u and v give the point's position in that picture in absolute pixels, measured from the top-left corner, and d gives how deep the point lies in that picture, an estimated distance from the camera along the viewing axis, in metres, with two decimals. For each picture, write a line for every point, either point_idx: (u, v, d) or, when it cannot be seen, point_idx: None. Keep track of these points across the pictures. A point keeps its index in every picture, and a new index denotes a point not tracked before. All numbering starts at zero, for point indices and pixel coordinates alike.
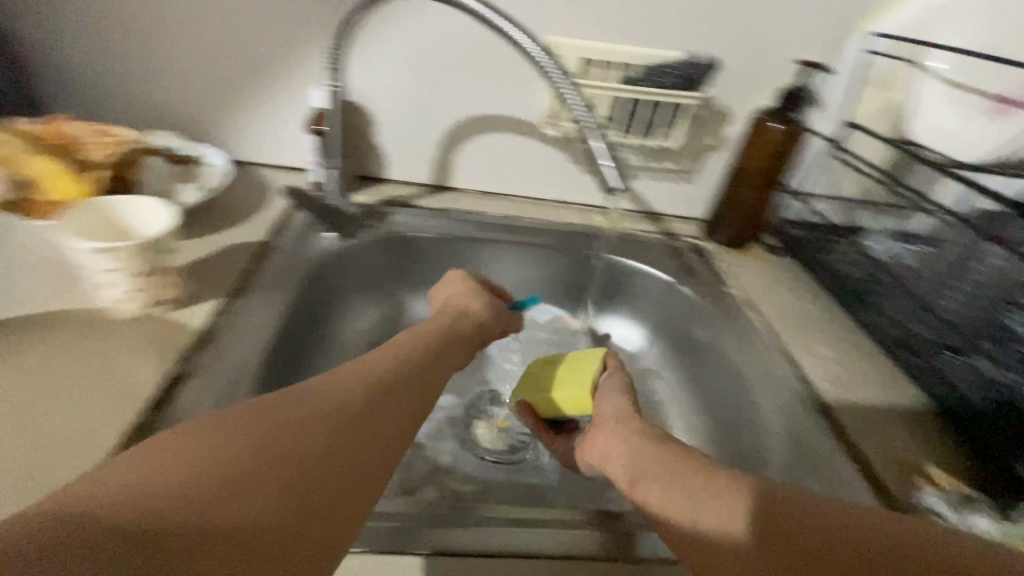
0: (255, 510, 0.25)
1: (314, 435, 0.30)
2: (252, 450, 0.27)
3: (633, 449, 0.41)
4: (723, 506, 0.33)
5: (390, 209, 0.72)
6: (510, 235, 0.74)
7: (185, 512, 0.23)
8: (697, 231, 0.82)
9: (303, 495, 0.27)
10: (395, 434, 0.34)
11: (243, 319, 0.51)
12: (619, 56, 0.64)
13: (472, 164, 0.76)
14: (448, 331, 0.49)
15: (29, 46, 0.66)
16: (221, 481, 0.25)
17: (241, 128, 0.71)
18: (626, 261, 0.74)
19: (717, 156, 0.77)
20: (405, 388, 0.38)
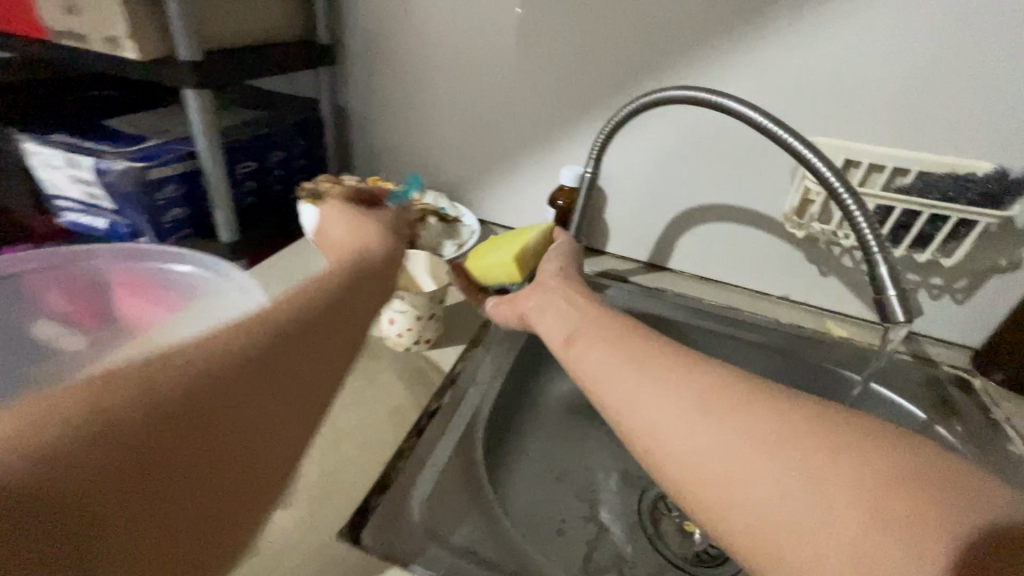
0: (205, 447, 0.27)
1: (261, 368, 0.31)
2: (201, 382, 0.28)
3: (659, 404, 0.36)
4: (811, 488, 0.29)
5: (608, 282, 0.76)
6: (727, 327, 0.71)
7: (138, 453, 0.25)
8: (963, 360, 0.69)
9: (256, 426, 0.30)
10: (337, 356, 0.36)
11: (480, 367, 0.58)
12: (898, 162, 0.59)
13: (695, 249, 0.76)
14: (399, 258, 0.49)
15: (357, 120, 0.86)
16: (175, 419, 0.26)
17: (492, 194, 0.83)
18: (879, 387, 0.65)
19: (1008, 279, 0.64)
20: (348, 305, 0.39)
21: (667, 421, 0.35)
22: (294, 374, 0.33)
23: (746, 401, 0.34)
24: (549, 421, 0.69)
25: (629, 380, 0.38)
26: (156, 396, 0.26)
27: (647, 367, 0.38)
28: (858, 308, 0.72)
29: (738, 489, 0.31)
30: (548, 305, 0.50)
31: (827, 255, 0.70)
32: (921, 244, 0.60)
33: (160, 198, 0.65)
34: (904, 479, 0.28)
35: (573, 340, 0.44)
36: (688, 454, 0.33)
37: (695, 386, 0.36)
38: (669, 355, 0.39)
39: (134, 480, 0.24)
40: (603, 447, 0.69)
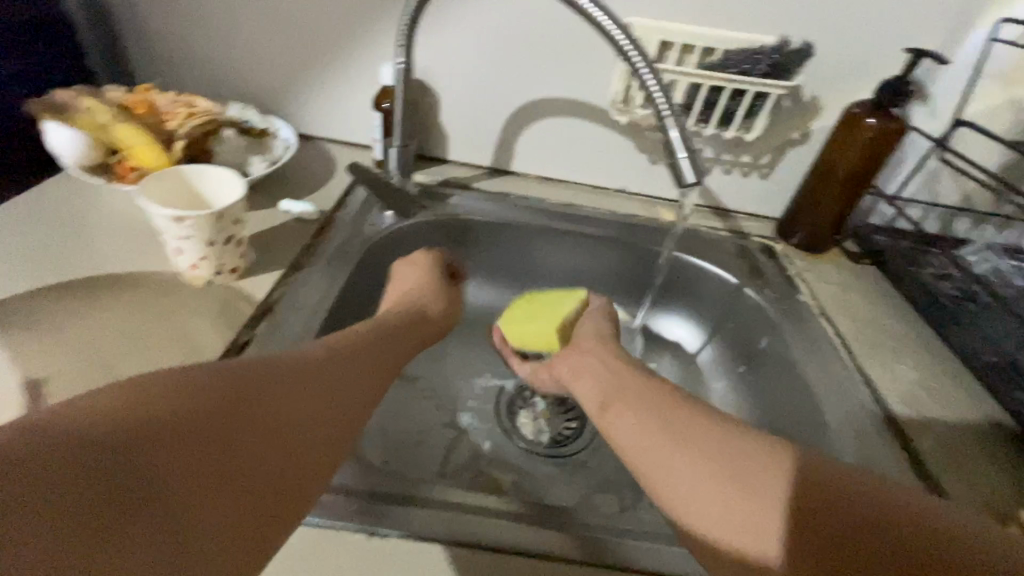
0: (189, 488, 0.26)
1: (245, 411, 0.31)
2: (173, 412, 0.28)
3: (659, 454, 0.38)
4: (749, 512, 0.33)
5: (449, 189, 0.72)
6: (568, 224, 0.72)
7: (106, 471, 0.24)
8: (769, 232, 0.77)
9: (290, 480, 0.32)
10: (335, 414, 0.37)
11: (301, 292, 0.52)
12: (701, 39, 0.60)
13: (534, 148, 0.74)
14: (399, 329, 0.50)
15: (120, 15, 0.69)
16: (148, 445, 0.26)
17: (309, 103, 0.72)
18: (692, 258, 0.71)
19: (798, 152, 0.71)
20: (346, 361, 0.40)
21: (655, 465, 0.38)
22: (286, 428, 0.33)
23: (735, 450, 0.36)
24: None
25: (633, 432, 0.41)
26: (123, 415, 0.26)
27: (665, 422, 0.40)
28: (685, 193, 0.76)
29: (701, 515, 0.34)
30: (580, 371, 0.51)
31: (655, 143, 0.72)
32: (726, 121, 0.63)
33: None
34: (815, 509, 0.32)
35: (607, 407, 0.45)
36: (665, 491, 0.37)
37: (667, 408, 0.41)
38: (663, 406, 0.41)
39: (107, 506, 0.23)
40: (460, 356, 0.69)
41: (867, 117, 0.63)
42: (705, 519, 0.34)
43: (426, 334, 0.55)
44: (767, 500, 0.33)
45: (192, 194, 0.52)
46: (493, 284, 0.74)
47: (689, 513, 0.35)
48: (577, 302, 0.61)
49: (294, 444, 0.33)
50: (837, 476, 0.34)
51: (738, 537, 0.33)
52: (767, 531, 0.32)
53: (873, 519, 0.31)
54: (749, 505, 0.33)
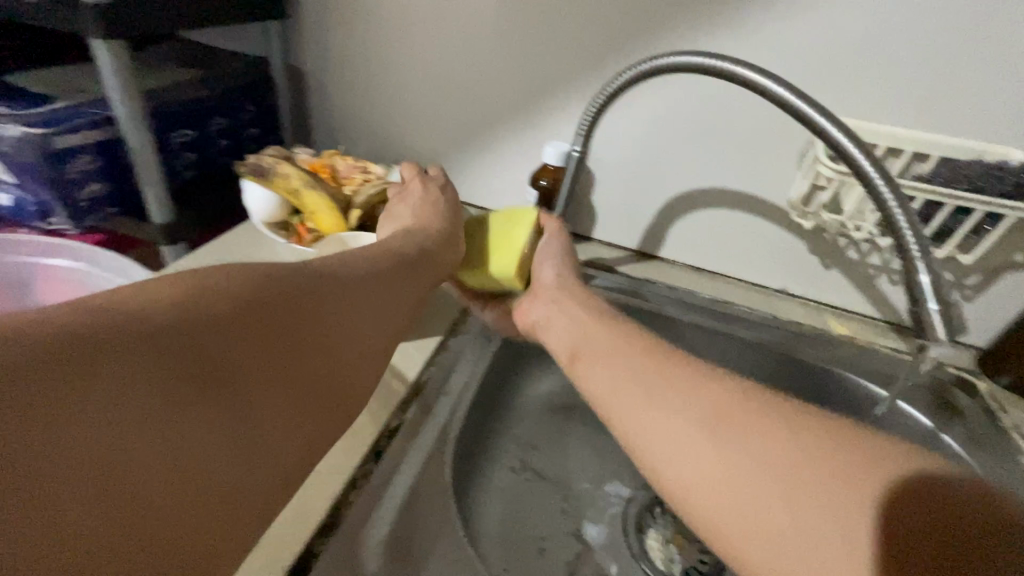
0: (204, 378, 0.30)
1: (264, 334, 0.34)
2: (206, 326, 0.31)
3: (662, 424, 0.35)
4: (799, 514, 0.29)
5: (593, 272, 0.69)
6: (719, 323, 0.66)
7: (135, 353, 0.28)
8: (963, 360, 0.65)
9: (253, 435, 0.31)
10: (344, 338, 0.39)
11: (450, 373, 0.51)
12: (921, 146, 0.52)
13: (688, 239, 0.69)
14: (417, 260, 0.49)
15: (314, 82, 0.76)
16: (177, 338, 0.30)
17: (466, 172, 0.74)
18: (868, 384, 0.61)
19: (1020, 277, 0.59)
20: (362, 289, 0.42)
21: (683, 456, 0.33)
22: (295, 342, 0.36)
23: (767, 443, 0.32)
24: (526, 427, 0.63)
25: (650, 406, 0.36)
26: (142, 314, 0.29)
27: (664, 391, 0.37)
28: (860, 303, 0.67)
29: (734, 498, 0.30)
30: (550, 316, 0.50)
31: (834, 247, 0.64)
32: (939, 239, 0.54)
33: (70, 171, 0.55)
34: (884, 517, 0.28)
35: (575, 355, 0.44)
36: (687, 482, 0.32)
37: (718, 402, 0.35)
38: (669, 377, 0.37)
39: (137, 387, 0.27)
40: (585, 453, 0.63)
41: None
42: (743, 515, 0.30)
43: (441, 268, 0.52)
44: (823, 500, 0.29)
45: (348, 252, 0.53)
46: None
47: (741, 519, 0.30)
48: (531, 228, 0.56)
49: (310, 364, 0.36)
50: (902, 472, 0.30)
51: (791, 555, 0.28)
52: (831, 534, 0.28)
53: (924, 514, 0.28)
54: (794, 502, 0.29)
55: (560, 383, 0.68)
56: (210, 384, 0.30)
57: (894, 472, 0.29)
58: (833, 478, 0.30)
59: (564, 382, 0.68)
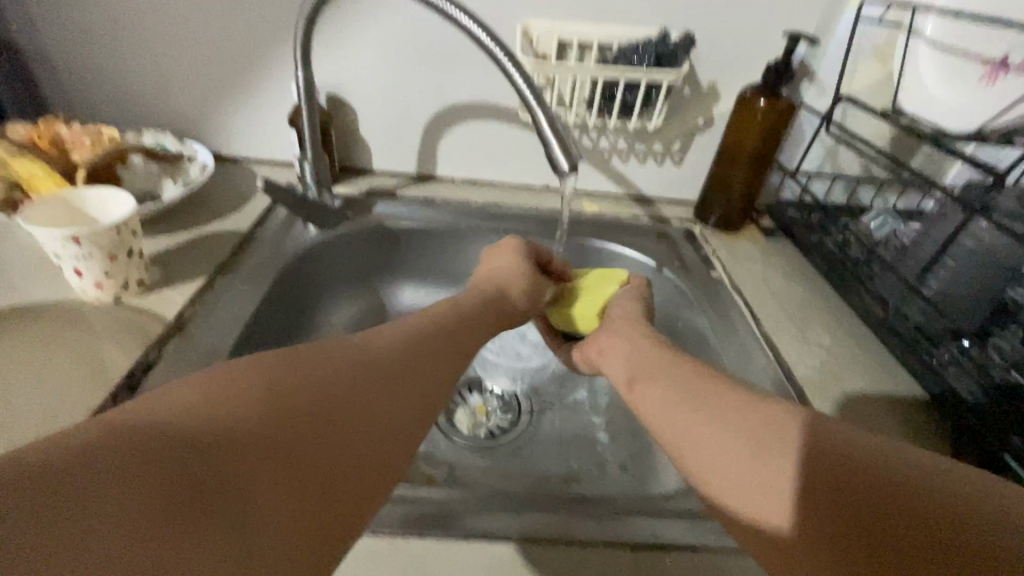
0: (227, 477, 0.25)
1: (301, 432, 0.29)
2: (234, 425, 0.27)
3: (671, 391, 0.40)
4: (755, 479, 0.32)
5: (373, 199, 0.74)
6: (493, 222, 0.74)
7: (171, 454, 0.24)
8: (688, 214, 0.80)
9: (326, 499, 0.28)
10: (386, 418, 0.34)
11: (217, 306, 0.53)
12: (584, 37, 0.64)
13: (455, 152, 0.76)
14: (459, 316, 0.47)
15: (24, 50, 0.68)
16: (188, 430, 0.25)
17: (227, 126, 0.73)
18: (612, 245, 0.74)
19: (885, 184, 0.74)
20: (407, 367, 0.37)
21: (684, 438, 0.37)
22: (333, 433, 0.30)
23: (756, 404, 0.36)
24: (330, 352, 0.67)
25: (658, 379, 0.42)
26: (165, 417, 0.25)
27: (683, 389, 0.40)
28: (607, 185, 0.79)
29: (722, 481, 0.34)
30: (610, 350, 0.51)
31: None
32: (627, 113, 0.67)
33: None
34: (834, 481, 0.30)
35: (634, 381, 0.45)
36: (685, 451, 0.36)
37: (730, 401, 0.37)
38: (674, 369, 0.42)
39: (168, 488, 0.23)
40: None
41: (757, 98, 0.67)
42: (696, 451, 0.36)
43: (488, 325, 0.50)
44: (776, 445, 0.33)
45: (75, 210, 0.49)
46: (428, 286, 0.76)
47: (704, 467, 0.35)
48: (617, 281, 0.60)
49: (340, 462, 0.30)
50: (837, 441, 0.32)
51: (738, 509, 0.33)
52: (766, 466, 0.32)
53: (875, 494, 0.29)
54: (766, 473, 0.32)
55: (363, 308, 0.73)
56: (234, 488, 0.25)
57: (854, 454, 0.31)
58: (795, 437, 0.33)
59: (367, 306, 0.73)
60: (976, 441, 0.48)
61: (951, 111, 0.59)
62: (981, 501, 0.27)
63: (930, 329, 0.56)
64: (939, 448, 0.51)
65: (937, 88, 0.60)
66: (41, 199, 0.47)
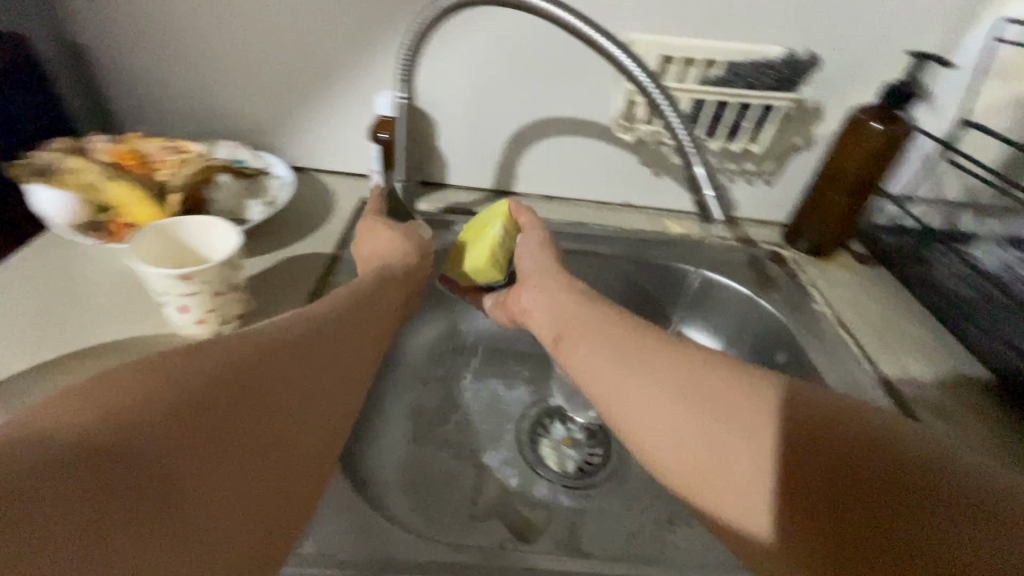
0: (140, 486, 0.24)
1: (242, 403, 0.30)
2: (149, 427, 0.25)
3: (650, 406, 0.37)
4: (743, 469, 0.32)
5: (453, 216, 0.71)
6: (577, 242, 0.71)
7: (145, 434, 0.25)
8: (775, 236, 0.76)
9: (284, 453, 0.31)
10: (299, 413, 0.33)
11: None
12: (692, 52, 0.59)
13: (537, 167, 0.73)
14: (376, 281, 0.48)
15: (95, 54, 0.65)
16: (88, 444, 0.23)
17: (301, 136, 0.70)
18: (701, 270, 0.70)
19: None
20: (337, 330, 0.39)
21: (653, 421, 0.36)
22: (249, 430, 0.30)
23: (724, 383, 0.35)
24: (410, 383, 0.64)
25: (620, 381, 0.39)
26: (131, 399, 0.26)
27: (622, 356, 0.40)
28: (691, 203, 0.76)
29: (723, 482, 0.32)
30: (535, 302, 0.51)
31: (660, 156, 0.71)
32: (733, 134, 0.63)
33: None
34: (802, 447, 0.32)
35: (561, 337, 0.46)
36: (662, 441, 0.35)
37: (674, 370, 0.37)
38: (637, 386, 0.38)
39: (143, 468, 0.25)
40: (475, 385, 0.68)
41: (872, 121, 0.63)
42: (717, 491, 0.33)
43: (401, 286, 0.51)
44: (765, 435, 0.32)
45: (176, 242, 0.47)
46: None
47: (687, 456, 0.34)
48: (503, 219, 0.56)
49: (292, 419, 0.32)
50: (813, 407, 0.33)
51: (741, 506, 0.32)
52: (765, 480, 0.31)
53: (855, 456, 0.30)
54: (726, 450, 0.33)
55: (439, 330, 0.70)
56: (151, 495, 0.24)
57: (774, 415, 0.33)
58: (762, 411, 0.33)
59: (443, 328, 0.70)
60: None
61: None
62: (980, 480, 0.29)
63: None
64: None
65: None
66: (139, 231, 0.44)
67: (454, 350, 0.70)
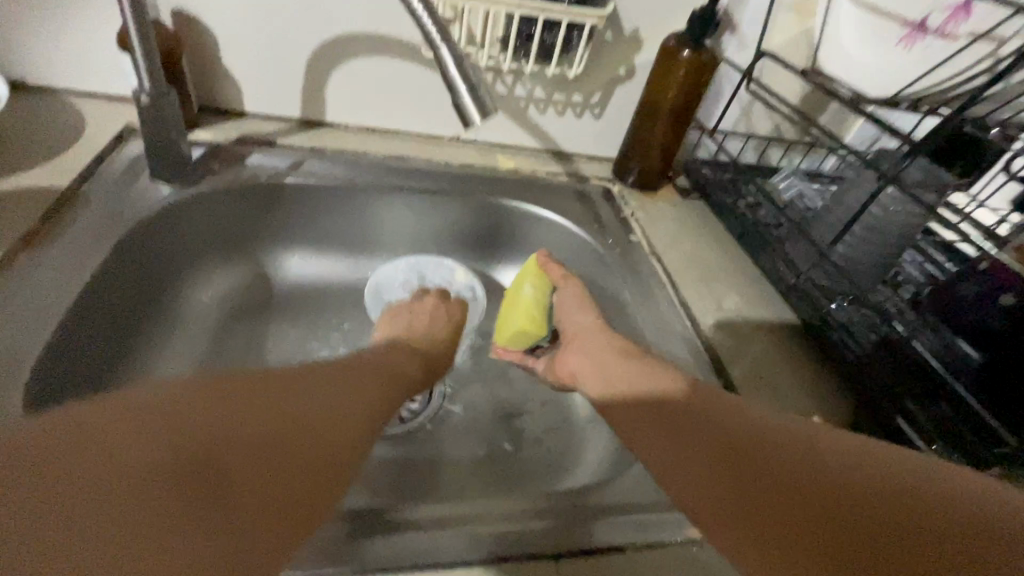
0: (156, 476, 0.24)
1: (255, 419, 0.29)
2: (156, 429, 0.25)
3: (657, 432, 0.37)
4: (707, 487, 0.32)
5: (246, 148, 0.61)
6: (396, 177, 0.64)
7: (152, 431, 0.25)
8: (607, 172, 0.76)
9: (289, 473, 0.28)
10: (321, 437, 0.31)
11: (26, 289, 0.42)
12: None
13: (348, 94, 0.65)
14: (391, 348, 0.50)
15: None
16: (102, 435, 0.24)
17: (24, 45, 0.55)
18: (528, 206, 0.67)
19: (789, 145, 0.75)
20: (352, 376, 0.39)
21: (654, 443, 0.37)
22: (251, 463, 0.27)
23: (708, 396, 0.38)
24: (195, 339, 0.57)
25: (633, 408, 0.41)
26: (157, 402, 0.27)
27: (647, 387, 0.41)
28: (522, 138, 0.73)
29: (698, 485, 0.33)
30: (575, 356, 0.52)
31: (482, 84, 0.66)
32: (546, 57, 0.61)
33: None
34: (730, 454, 0.33)
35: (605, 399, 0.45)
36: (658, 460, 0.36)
37: (666, 389, 0.40)
38: (653, 389, 0.41)
39: (136, 462, 0.24)
40: (283, 339, 0.61)
41: (681, 49, 0.63)
42: (707, 486, 0.32)
43: (418, 354, 0.51)
44: (752, 441, 0.33)
45: None
46: (322, 253, 0.66)
47: (680, 475, 0.34)
48: (534, 277, 0.58)
49: (303, 443, 0.30)
50: (743, 415, 0.36)
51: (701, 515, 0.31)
52: (715, 491, 0.32)
53: (774, 451, 0.32)
54: (665, 459, 0.35)
55: (239, 279, 0.62)
56: (162, 492, 0.24)
57: (738, 421, 0.35)
58: (734, 412, 0.36)
59: (244, 278, 0.62)
60: (880, 410, 0.50)
61: (876, 72, 0.56)
62: (927, 476, 0.28)
63: (835, 291, 0.58)
64: (842, 411, 0.53)
65: (862, 55, 0.56)
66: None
67: (260, 301, 0.63)
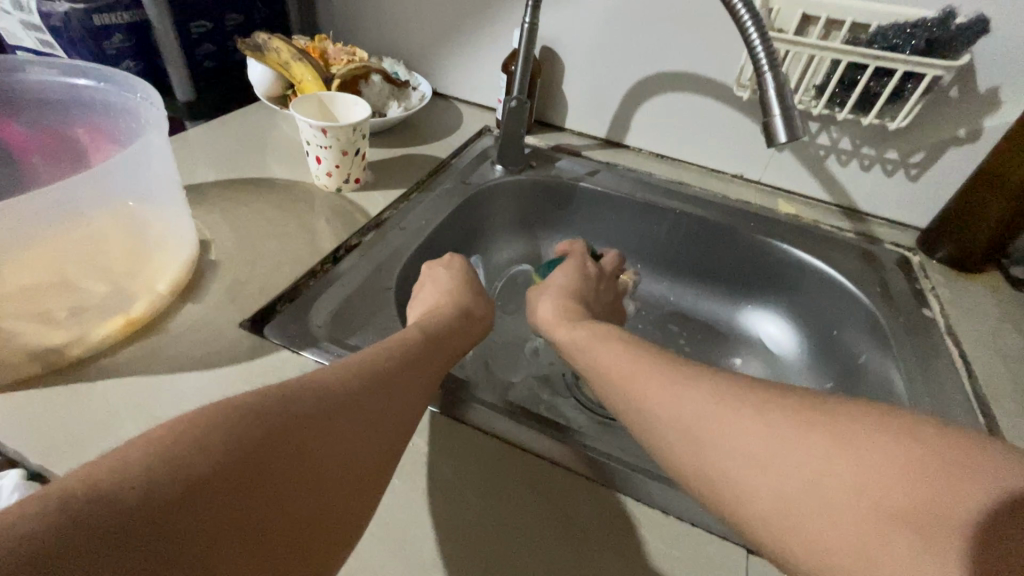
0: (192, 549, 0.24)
1: (282, 458, 0.29)
2: (189, 485, 0.25)
3: (753, 445, 0.32)
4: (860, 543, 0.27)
5: (559, 154, 0.76)
6: (675, 201, 0.70)
7: (187, 487, 0.25)
8: (908, 240, 0.67)
9: (316, 525, 0.29)
10: (338, 458, 0.31)
11: (410, 213, 0.61)
12: (835, 12, 0.56)
13: (650, 122, 0.75)
14: (453, 325, 0.49)
15: None
16: (132, 501, 0.23)
17: (447, 68, 0.81)
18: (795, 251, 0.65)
19: None
20: (391, 381, 0.38)
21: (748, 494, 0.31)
22: (283, 521, 0.27)
23: (840, 421, 0.31)
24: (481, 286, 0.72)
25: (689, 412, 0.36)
26: (182, 454, 0.26)
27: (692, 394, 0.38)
28: (810, 186, 0.71)
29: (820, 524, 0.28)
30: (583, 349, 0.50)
31: None
32: (867, 105, 0.59)
33: (108, 46, 0.66)
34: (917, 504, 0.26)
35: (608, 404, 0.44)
36: (757, 504, 0.30)
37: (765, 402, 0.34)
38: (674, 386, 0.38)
39: (176, 526, 0.24)
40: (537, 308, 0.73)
41: None
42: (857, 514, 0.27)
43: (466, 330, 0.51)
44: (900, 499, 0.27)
45: (326, 109, 0.61)
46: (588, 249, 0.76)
47: (798, 520, 0.29)
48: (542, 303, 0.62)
49: (332, 489, 0.30)
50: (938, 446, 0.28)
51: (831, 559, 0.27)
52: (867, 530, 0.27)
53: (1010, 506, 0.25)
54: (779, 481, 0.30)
55: (521, 254, 0.76)
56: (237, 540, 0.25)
57: (918, 464, 0.28)
58: (885, 450, 0.29)
59: (524, 253, 0.76)
60: None
61: None
62: None
63: None
64: None
65: None
66: (306, 96, 0.59)
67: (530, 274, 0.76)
